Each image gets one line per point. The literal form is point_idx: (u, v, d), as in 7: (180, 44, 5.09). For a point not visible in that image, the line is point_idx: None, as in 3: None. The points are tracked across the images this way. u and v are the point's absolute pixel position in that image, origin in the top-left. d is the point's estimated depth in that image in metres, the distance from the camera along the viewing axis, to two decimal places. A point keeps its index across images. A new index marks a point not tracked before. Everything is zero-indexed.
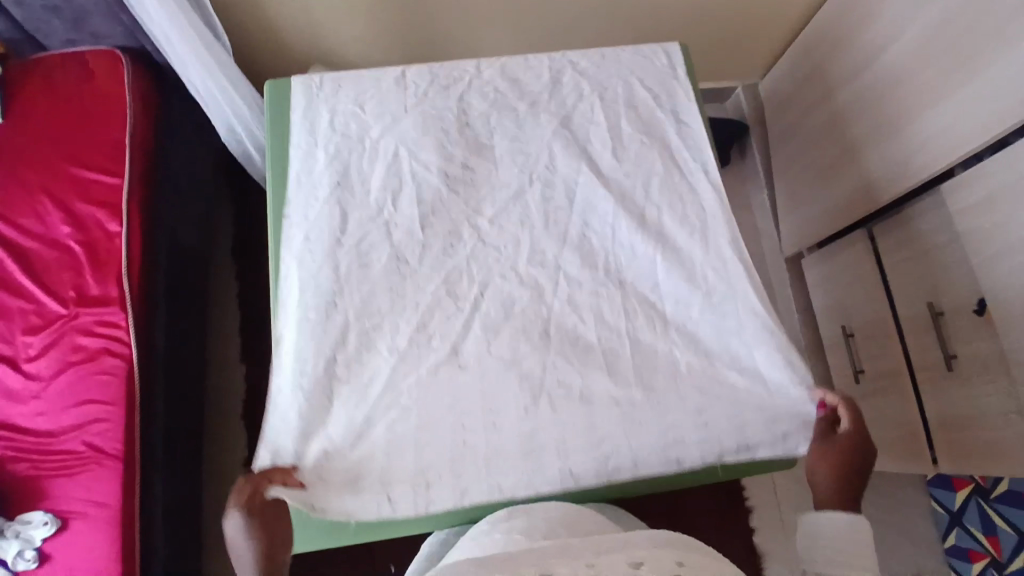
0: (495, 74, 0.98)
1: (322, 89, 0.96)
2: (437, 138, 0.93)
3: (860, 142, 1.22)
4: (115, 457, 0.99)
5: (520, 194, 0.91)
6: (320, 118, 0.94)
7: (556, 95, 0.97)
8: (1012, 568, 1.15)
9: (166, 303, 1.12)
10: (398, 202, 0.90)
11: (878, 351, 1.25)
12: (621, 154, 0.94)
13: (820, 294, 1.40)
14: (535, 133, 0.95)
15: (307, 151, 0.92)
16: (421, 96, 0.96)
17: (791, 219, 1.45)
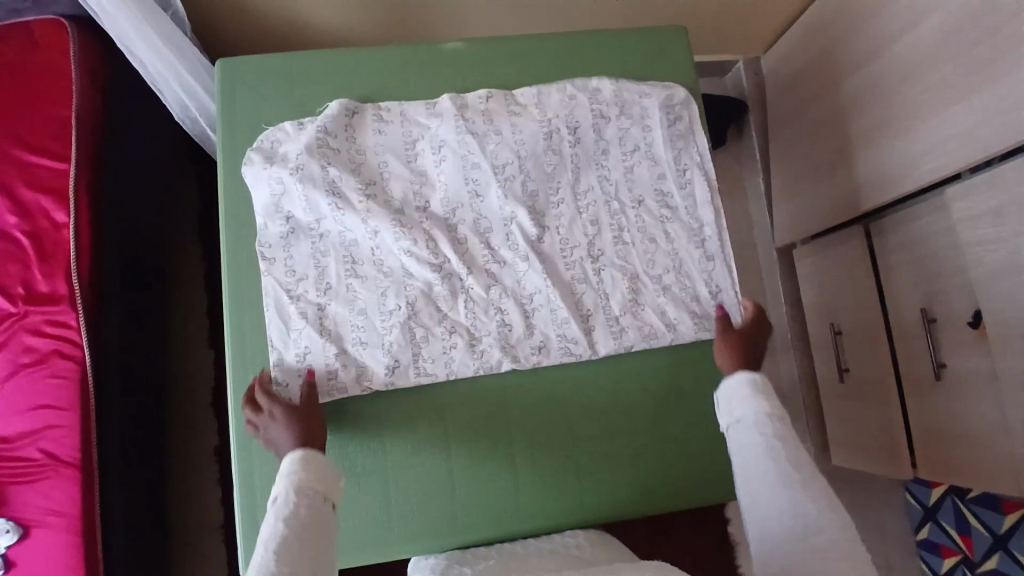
0: (488, 181, 0.91)
1: (308, 237, 0.88)
2: (431, 292, 0.88)
3: (863, 136, 1.16)
4: (71, 465, 0.95)
5: (542, 353, 0.89)
6: (307, 272, 0.87)
7: (576, 225, 0.92)
8: (984, 568, 1.19)
9: (120, 297, 1.05)
10: (398, 360, 0.86)
11: (864, 355, 1.23)
12: (641, 316, 0.91)
13: (810, 293, 1.37)
14: (539, 280, 0.89)
15: (302, 308, 0.86)
16: (416, 233, 0.88)
17: (787, 209, 1.39)
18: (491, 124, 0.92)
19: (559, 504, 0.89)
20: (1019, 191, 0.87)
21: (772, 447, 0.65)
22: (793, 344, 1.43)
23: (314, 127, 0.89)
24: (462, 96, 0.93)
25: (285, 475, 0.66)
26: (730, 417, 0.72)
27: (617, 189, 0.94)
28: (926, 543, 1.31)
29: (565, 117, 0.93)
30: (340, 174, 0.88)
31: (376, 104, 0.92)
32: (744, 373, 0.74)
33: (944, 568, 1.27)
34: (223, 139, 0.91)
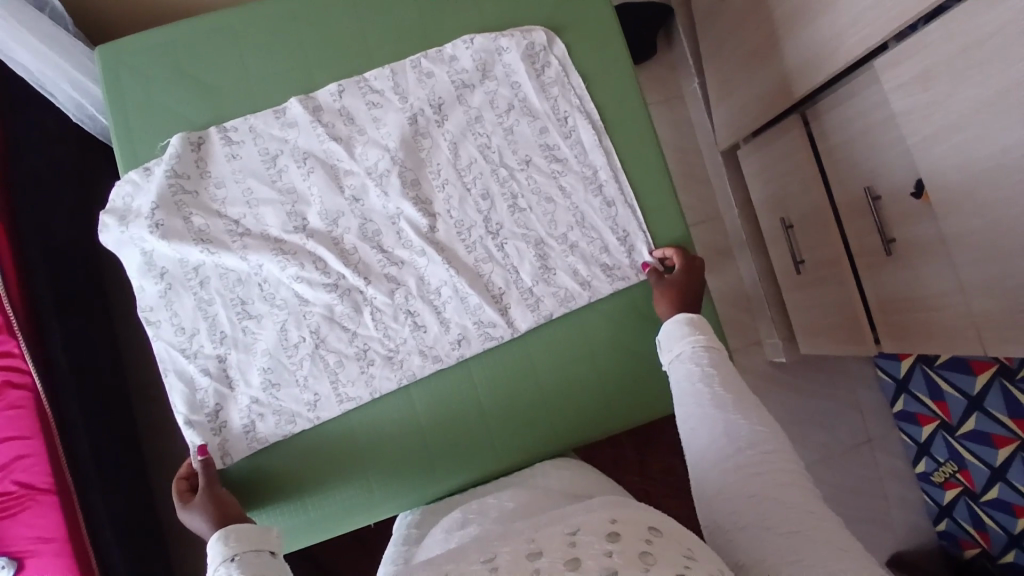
0: (364, 181, 0.87)
1: (191, 288, 0.84)
2: (333, 312, 0.85)
3: (788, 21, 1.13)
4: (48, 491, 0.94)
5: (462, 346, 0.86)
6: (197, 327, 0.84)
7: (467, 204, 0.88)
8: (963, 430, 1.25)
9: (59, 312, 1.01)
10: (319, 393, 0.84)
11: (814, 242, 1.23)
12: (554, 281, 0.88)
13: (758, 190, 1.37)
14: (443, 272, 0.86)
15: (205, 364, 0.84)
16: (302, 257, 0.85)
17: (725, 108, 1.36)
18: (353, 122, 0.88)
19: (537, 438, 0.88)
20: (945, 52, 0.87)
21: (706, 374, 0.71)
22: (749, 244, 1.43)
23: (161, 170, 0.84)
24: (314, 96, 0.88)
25: (214, 553, 0.66)
26: (674, 350, 0.76)
27: (500, 157, 0.89)
28: (902, 416, 1.41)
29: (426, 97, 0.88)
30: (206, 220, 0.85)
31: (222, 125, 0.87)
32: (681, 315, 0.80)
33: (923, 435, 1.37)
34: (121, 140, 0.87)
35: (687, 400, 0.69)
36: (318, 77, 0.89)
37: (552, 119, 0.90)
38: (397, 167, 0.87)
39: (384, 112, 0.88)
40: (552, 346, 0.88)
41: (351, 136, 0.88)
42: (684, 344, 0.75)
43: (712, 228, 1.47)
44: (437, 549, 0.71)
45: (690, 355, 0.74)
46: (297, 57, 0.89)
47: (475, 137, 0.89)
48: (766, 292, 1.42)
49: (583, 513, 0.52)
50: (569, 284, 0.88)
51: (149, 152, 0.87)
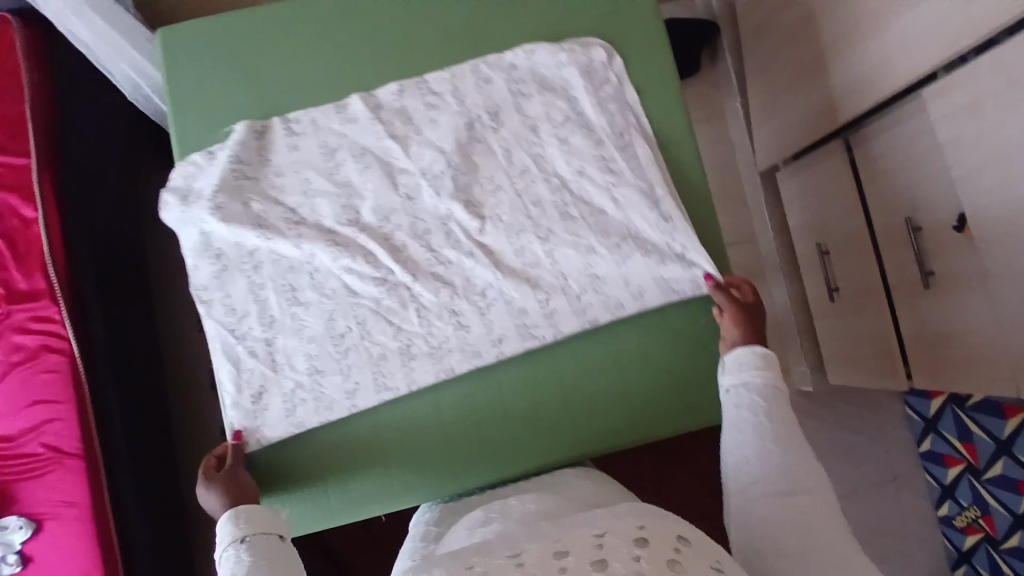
0: (418, 181, 0.87)
1: (245, 269, 0.86)
2: (379, 306, 0.85)
3: (836, 45, 1.12)
4: (75, 456, 0.96)
5: (504, 348, 0.85)
6: (247, 309, 0.85)
7: (518, 209, 0.86)
8: (989, 474, 1.21)
9: (99, 288, 1.05)
10: (359, 382, 0.84)
11: (853, 269, 1.22)
12: (604, 292, 0.86)
13: (795, 214, 1.36)
14: (490, 274, 0.85)
15: (251, 346, 0.85)
16: (352, 249, 0.85)
17: (766, 129, 1.36)
18: (410, 121, 0.88)
19: (558, 443, 0.87)
20: (994, 83, 0.86)
21: (766, 413, 0.69)
22: (783, 268, 1.42)
23: (225, 156, 0.86)
24: (375, 94, 0.89)
25: (224, 531, 0.68)
26: (739, 377, 0.74)
27: (555, 165, 0.88)
28: (930, 456, 1.37)
29: (483, 103, 0.89)
30: (264, 205, 0.85)
31: (285, 117, 0.89)
32: (755, 347, 0.76)
33: (950, 477, 1.32)
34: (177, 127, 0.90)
35: (743, 431, 0.69)
36: (368, 79, 0.91)
37: (609, 130, 0.88)
38: (453, 167, 0.87)
39: (443, 112, 0.88)
40: (596, 348, 0.88)
41: (409, 132, 0.88)
42: (753, 378, 0.73)
43: (746, 249, 1.46)
44: (458, 544, 0.70)
45: (755, 390, 0.72)
46: (348, 58, 0.91)
47: (531, 143, 0.88)
48: (798, 317, 1.40)
49: (610, 518, 0.52)
50: (620, 295, 0.86)
51: (203, 140, 0.90)
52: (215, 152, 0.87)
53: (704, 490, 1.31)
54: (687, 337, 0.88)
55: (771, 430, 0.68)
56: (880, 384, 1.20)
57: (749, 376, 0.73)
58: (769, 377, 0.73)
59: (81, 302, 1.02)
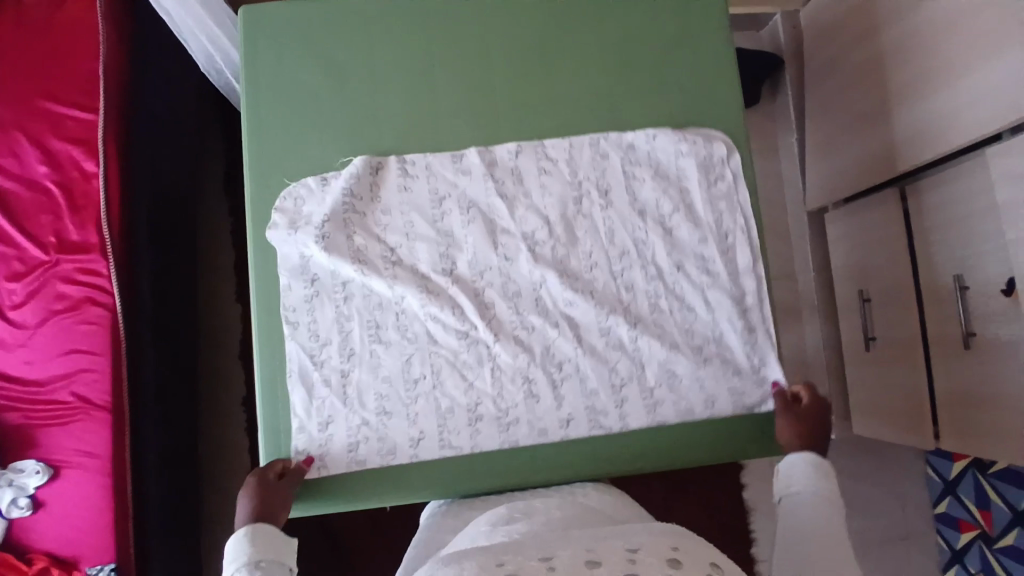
0: (518, 245, 0.85)
1: (335, 295, 0.83)
2: (456, 360, 0.82)
3: (904, 93, 1.10)
4: (102, 409, 0.98)
5: (570, 427, 0.81)
6: (330, 338, 0.82)
7: (609, 288, 0.83)
8: (1001, 544, 1.20)
9: (154, 259, 1.08)
10: (424, 432, 0.80)
11: (892, 321, 1.19)
12: (679, 389, 0.82)
13: (840, 257, 1.33)
14: (569, 347, 0.82)
15: (326, 376, 0.81)
16: (443, 300, 0.82)
17: (820, 169, 1.33)
18: (521, 183, 0.86)
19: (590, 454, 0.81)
20: None
21: (820, 531, 0.66)
22: (820, 310, 1.40)
23: (339, 186, 0.85)
24: (492, 150, 0.87)
25: (233, 553, 0.67)
26: (793, 491, 0.71)
27: (655, 254, 0.84)
28: (945, 518, 1.35)
29: (596, 178, 0.86)
30: (366, 241, 0.84)
31: (402, 157, 0.87)
32: (811, 458, 0.74)
33: (961, 541, 1.31)
34: (249, 104, 0.88)
35: (793, 547, 0.66)
36: (438, 79, 0.89)
37: (713, 233, 0.85)
38: (558, 230, 0.85)
39: (559, 171, 0.86)
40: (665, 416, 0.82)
41: (518, 189, 0.86)
42: (807, 493, 0.70)
43: (785, 286, 1.44)
44: (481, 540, 0.68)
45: (806, 506, 0.69)
46: (421, 55, 0.89)
47: (635, 222, 0.85)
48: (829, 361, 1.38)
49: (644, 537, 0.52)
50: (694, 392, 0.82)
51: (272, 125, 0.87)
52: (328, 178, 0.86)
53: (709, 523, 1.30)
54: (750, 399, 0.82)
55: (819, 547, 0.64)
56: (917, 441, 1.15)
57: (802, 489, 0.71)
58: (824, 495, 0.70)
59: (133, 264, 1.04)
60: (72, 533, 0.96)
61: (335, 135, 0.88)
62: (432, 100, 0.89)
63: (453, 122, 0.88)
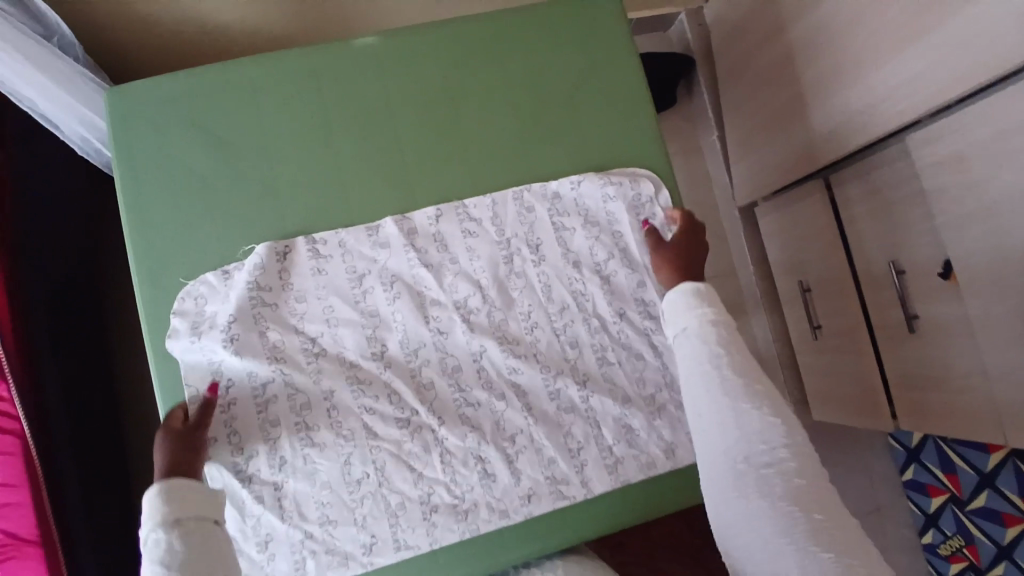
0: (451, 316, 0.82)
1: (257, 400, 0.78)
2: (401, 450, 0.79)
3: (818, 87, 1.10)
4: (34, 542, 0.89)
5: (532, 503, 0.80)
6: (258, 448, 0.77)
7: (553, 348, 0.83)
8: (973, 504, 1.21)
9: (62, 382, 0.99)
10: (376, 536, 0.78)
11: (834, 309, 1.21)
12: (637, 443, 0.82)
13: (775, 250, 1.34)
14: (520, 419, 0.81)
15: (258, 492, 0.77)
16: (377, 388, 0.80)
17: (745, 167, 1.34)
18: (445, 249, 0.83)
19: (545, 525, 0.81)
20: (978, 137, 0.85)
21: (718, 356, 0.67)
22: (763, 303, 1.41)
23: (243, 279, 0.79)
24: (410, 217, 0.83)
25: (149, 506, 0.64)
26: (682, 325, 0.72)
27: (595, 305, 0.85)
28: (913, 485, 1.36)
29: (523, 235, 0.85)
30: (283, 335, 0.79)
31: (310, 236, 0.81)
32: (689, 286, 0.75)
33: (932, 506, 1.31)
34: (129, 199, 0.80)
35: (700, 398, 0.67)
36: (342, 147, 0.84)
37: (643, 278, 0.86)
38: (489, 297, 0.83)
39: (477, 235, 0.84)
40: (626, 471, 0.82)
41: (436, 257, 0.83)
42: (696, 319, 0.71)
43: (727, 283, 1.44)
44: None
45: (697, 330, 0.71)
46: (318, 123, 0.84)
47: (564, 275, 0.85)
48: (779, 353, 1.39)
49: None
50: (649, 439, 0.83)
51: (161, 219, 0.80)
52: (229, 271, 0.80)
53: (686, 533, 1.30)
54: None
55: (731, 379, 0.65)
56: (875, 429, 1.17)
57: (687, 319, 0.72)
58: (711, 314, 0.71)
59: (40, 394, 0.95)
60: None
61: (227, 218, 0.81)
62: (336, 166, 0.83)
63: (364, 189, 0.83)
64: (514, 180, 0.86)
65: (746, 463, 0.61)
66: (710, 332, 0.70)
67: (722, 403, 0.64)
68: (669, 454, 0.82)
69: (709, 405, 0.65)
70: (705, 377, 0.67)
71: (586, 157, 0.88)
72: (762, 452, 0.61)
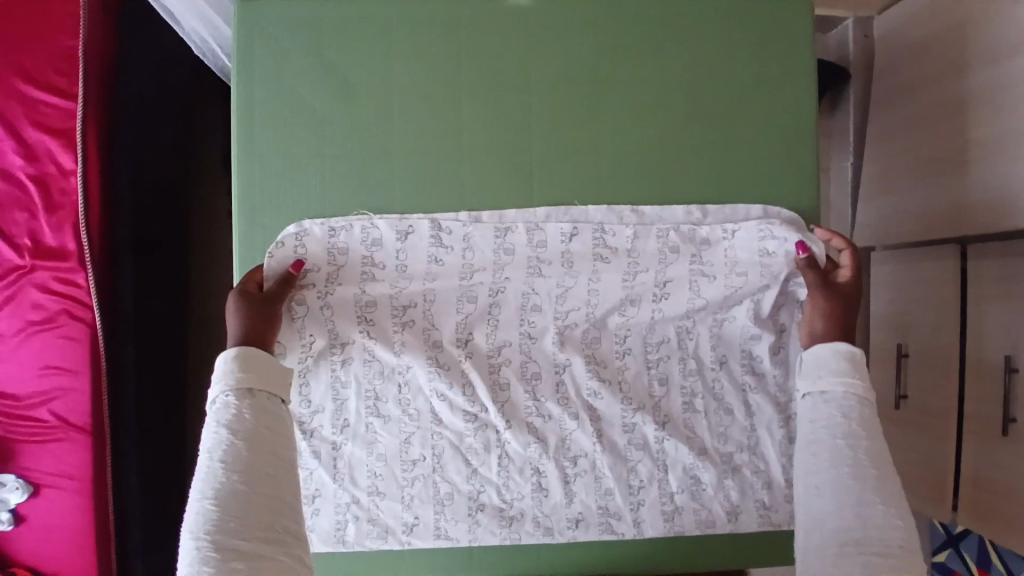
0: (549, 323, 0.74)
1: (332, 358, 0.72)
2: (461, 443, 0.74)
3: (989, 146, 0.97)
4: (82, 430, 0.87)
5: (579, 528, 0.75)
6: (323, 405, 0.73)
7: (643, 380, 0.75)
8: None
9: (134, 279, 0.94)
10: (418, 518, 0.74)
11: (928, 384, 1.11)
12: (701, 497, 0.75)
13: (881, 301, 1.24)
14: (588, 442, 0.74)
15: (315, 447, 0.73)
16: (453, 375, 0.73)
17: (877, 205, 1.21)
18: (569, 265, 0.73)
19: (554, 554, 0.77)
20: None
21: (855, 436, 0.62)
22: None
23: (349, 243, 0.71)
24: (537, 213, 0.73)
25: (220, 378, 0.62)
26: (824, 385, 0.67)
27: (698, 344, 0.76)
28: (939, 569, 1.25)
29: (656, 264, 0.73)
30: (378, 294, 0.72)
31: (437, 218, 0.72)
32: (844, 347, 0.68)
33: None
34: (240, 122, 0.71)
35: (821, 461, 0.62)
36: (464, 111, 0.72)
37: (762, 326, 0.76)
38: (597, 307, 0.74)
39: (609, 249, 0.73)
40: (684, 522, 0.75)
41: (554, 261, 0.73)
42: (842, 387, 0.66)
43: None
44: None
45: (839, 400, 0.65)
46: (442, 77, 0.72)
47: (685, 307, 0.74)
48: None
49: None
50: (717, 496, 0.75)
51: (266, 150, 0.71)
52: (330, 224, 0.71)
53: None
54: (772, 520, 0.76)
55: (862, 471, 0.60)
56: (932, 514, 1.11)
57: (832, 380, 0.66)
58: (861, 395, 0.65)
59: (115, 290, 0.91)
60: (53, 550, 0.88)
61: (334, 166, 0.72)
62: (456, 132, 0.72)
63: (484, 165, 0.72)
64: (659, 199, 0.74)
65: (856, 547, 0.56)
66: (852, 412, 0.64)
67: (848, 481, 0.59)
68: (731, 516, 0.76)
69: (831, 476, 0.60)
70: (832, 455, 0.62)
71: (737, 182, 0.74)
72: (876, 541, 0.56)
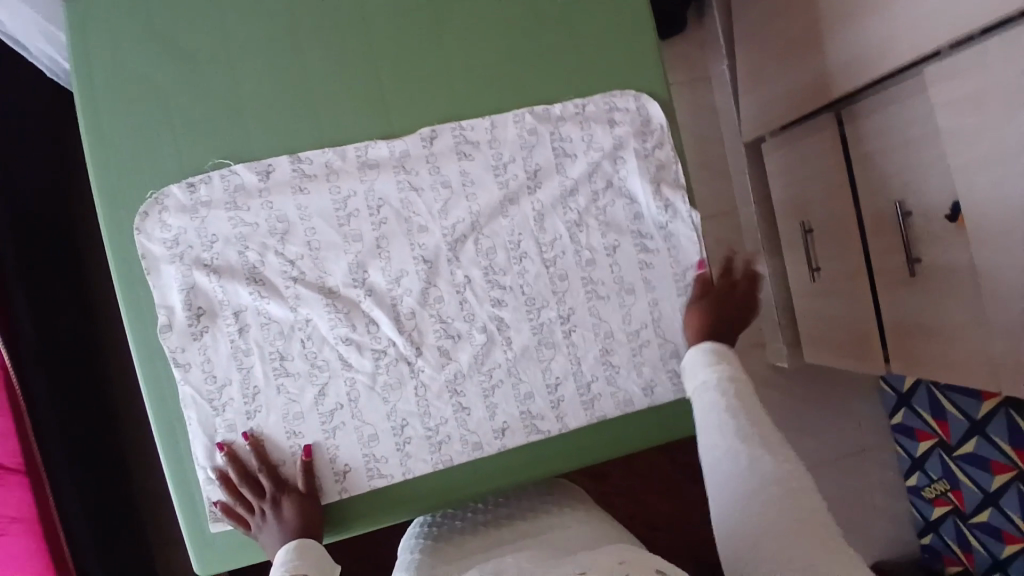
0: (438, 244, 0.75)
1: (227, 325, 0.73)
2: (376, 382, 0.74)
3: (837, 12, 1.02)
4: (16, 470, 0.81)
5: (505, 437, 0.76)
6: (229, 377, 0.73)
7: (541, 281, 0.77)
8: (960, 451, 1.16)
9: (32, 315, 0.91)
10: (350, 464, 0.74)
11: (834, 253, 1.16)
12: (617, 381, 0.78)
13: (780, 189, 1.28)
14: (499, 353, 0.76)
15: (229, 420, 0.73)
16: (355, 317, 0.74)
17: (757, 98, 1.26)
18: (438, 172, 0.75)
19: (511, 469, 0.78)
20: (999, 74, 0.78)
21: (734, 413, 0.65)
22: (764, 243, 1.35)
23: (217, 199, 0.72)
24: (399, 138, 0.74)
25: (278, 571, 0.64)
26: (703, 378, 0.69)
27: (587, 237, 0.77)
28: (902, 428, 1.32)
29: (523, 162, 0.76)
30: (261, 255, 0.73)
31: (296, 155, 0.73)
32: (707, 345, 0.72)
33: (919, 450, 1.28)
34: (86, 112, 0.71)
35: (717, 443, 0.63)
36: (304, 59, 0.73)
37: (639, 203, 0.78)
38: (480, 216, 0.75)
39: (472, 156, 0.75)
40: (608, 408, 0.78)
41: (424, 179, 0.74)
42: (713, 375, 0.69)
43: (726, 222, 1.38)
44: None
45: (713, 382, 0.68)
46: (278, 34, 0.73)
47: (561, 200, 0.77)
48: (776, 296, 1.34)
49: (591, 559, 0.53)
50: (632, 376, 0.78)
51: (120, 134, 0.71)
52: (196, 185, 0.71)
53: (670, 472, 1.28)
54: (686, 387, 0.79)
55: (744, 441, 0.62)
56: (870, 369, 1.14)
57: (705, 373, 0.69)
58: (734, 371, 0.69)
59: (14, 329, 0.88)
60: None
61: (186, 140, 0.72)
62: (303, 83, 0.73)
63: (337, 109, 0.74)
64: (514, 107, 0.76)
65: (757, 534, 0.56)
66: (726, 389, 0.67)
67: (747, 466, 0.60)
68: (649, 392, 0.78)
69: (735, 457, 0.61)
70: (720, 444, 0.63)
71: (587, 77, 0.77)
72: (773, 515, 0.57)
